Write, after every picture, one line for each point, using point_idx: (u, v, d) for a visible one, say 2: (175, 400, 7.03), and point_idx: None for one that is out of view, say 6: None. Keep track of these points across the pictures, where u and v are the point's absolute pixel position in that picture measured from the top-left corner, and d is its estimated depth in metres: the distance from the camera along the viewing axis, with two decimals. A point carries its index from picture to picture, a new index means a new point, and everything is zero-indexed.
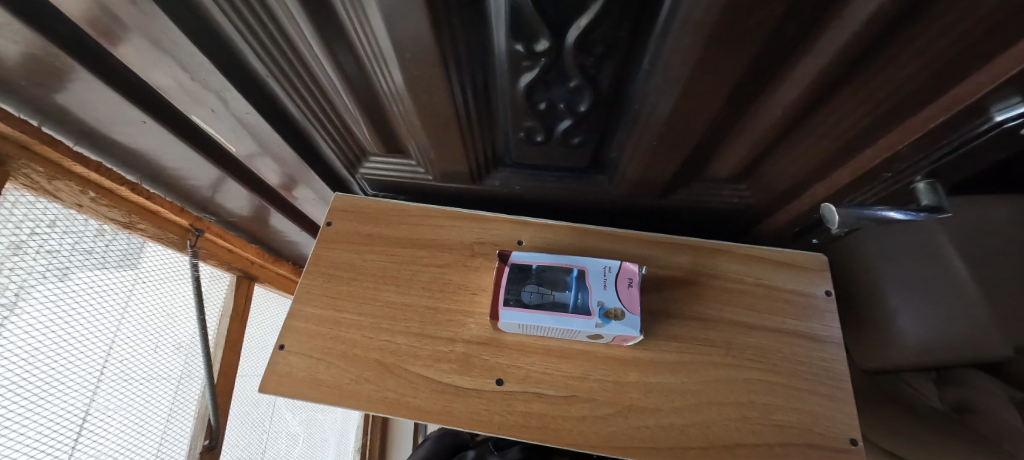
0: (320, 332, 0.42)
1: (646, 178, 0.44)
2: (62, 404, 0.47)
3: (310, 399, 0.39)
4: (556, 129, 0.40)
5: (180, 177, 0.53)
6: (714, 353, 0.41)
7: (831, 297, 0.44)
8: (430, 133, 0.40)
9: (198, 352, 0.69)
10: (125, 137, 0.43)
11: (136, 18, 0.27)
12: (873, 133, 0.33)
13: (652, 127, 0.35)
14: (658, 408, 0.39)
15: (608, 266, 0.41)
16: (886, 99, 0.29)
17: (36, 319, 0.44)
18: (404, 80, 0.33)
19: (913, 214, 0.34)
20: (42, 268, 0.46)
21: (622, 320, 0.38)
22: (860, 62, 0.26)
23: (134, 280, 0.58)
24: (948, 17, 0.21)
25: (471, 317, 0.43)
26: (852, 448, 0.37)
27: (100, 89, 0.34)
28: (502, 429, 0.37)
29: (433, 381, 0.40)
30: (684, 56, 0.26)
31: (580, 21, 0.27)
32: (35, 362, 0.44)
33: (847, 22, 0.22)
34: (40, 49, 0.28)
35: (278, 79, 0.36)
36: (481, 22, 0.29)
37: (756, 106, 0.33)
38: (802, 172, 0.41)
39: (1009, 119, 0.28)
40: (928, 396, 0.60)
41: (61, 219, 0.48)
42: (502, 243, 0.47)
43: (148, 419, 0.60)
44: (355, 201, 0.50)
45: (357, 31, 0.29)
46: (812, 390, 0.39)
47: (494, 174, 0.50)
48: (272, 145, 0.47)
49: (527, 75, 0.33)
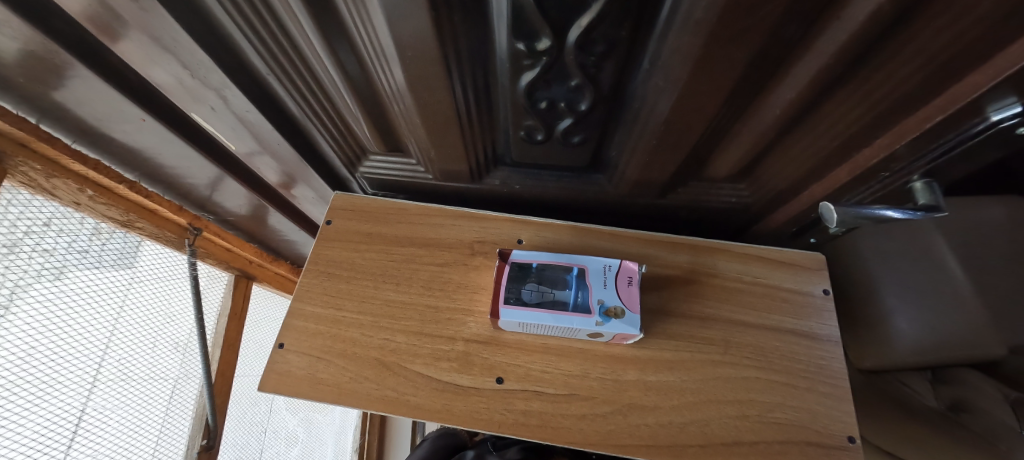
0: (319, 331, 0.42)
1: (645, 178, 0.45)
2: (58, 404, 0.47)
3: (310, 397, 0.39)
4: (557, 128, 0.40)
5: (178, 176, 0.53)
6: (713, 352, 0.41)
7: (829, 295, 0.44)
8: (431, 132, 0.40)
9: (196, 351, 0.69)
10: (124, 135, 0.43)
11: (136, 15, 0.27)
12: (872, 132, 0.34)
13: (652, 126, 0.35)
14: (658, 406, 0.39)
15: (608, 265, 0.41)
16: (884, 99, 0.29)
17: (30, 320, 0.44)
18: (405, 78, 0.33)
19: (910, 213, 0.34)
20: (37, 268, 0.45)
21: (621, 319, 0.38)
22: (857, 63, 0.27)
23: (130, 280, 0.58)
24: (945, 17, 0.21)
25: (471, 316, 0.43)
26: (851, 446, 0.38)
27: (99, 86, 0.34)
28: (502, 427, 0.37)
29: (432, 380, 0.40)
30: (684, 57, 0.26)
31: (580, 20, 0.27)
32: (31, 362, 0.44)
33: (846, 22, 0.22)
34: (40, 46, 0.28)
35: (278, 77, 0.36)
36: (483, 20, 0.29)
37: (756, 106, 0.33)
38: (801, 171, 0.41)
39: (1006, 118, 0.28)
40: (925, 395, 0.60)
41: (57, 218, 0.48)
42: (502, 242, 0.47)
43: (146, 419, 0.59)
44: (354, 200, 0.50)
45: (358, 29, 0.29)
46: (810, 387, 0.40)
47: (494, 174, 0.51)
48: (272, 144, 0.47)
49: (527, 74, 0.33)
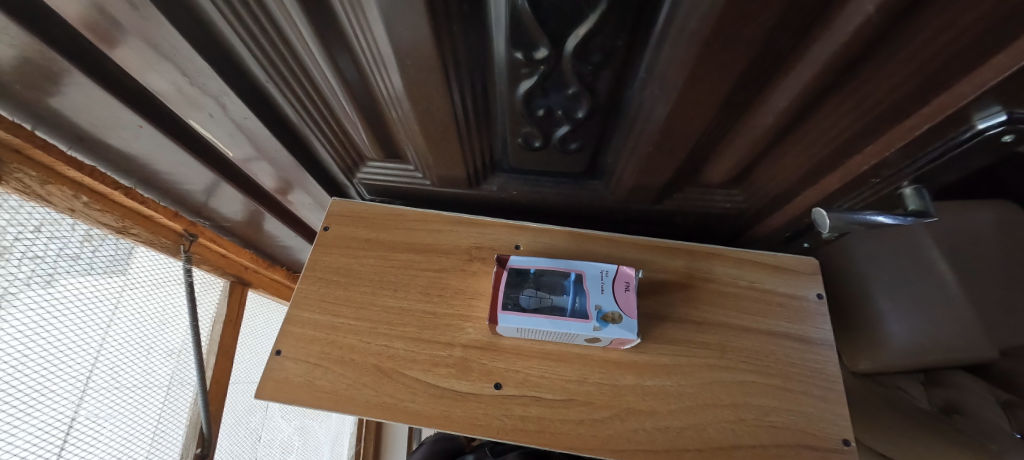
0: (317, 337, 0.42)
1: (641, 184, 0.45)
2: (47, 412, 0.46)
3: (307, 405, 0.39)
4: (554, 135, 0.40)
5: (174, 181, 0.53)
6: (709, 356, 0.41)
7: (823, 299, 0.45)
8: (429, 138, 0.41)
9: (190, 358, 0.68)
10: (120, 142, 0.43)
11: (134, 22, 0.27)
12: (863, 139, 0.34)
13: (648, 133, 0.36)
14: (656, 410, 0.39)
15: (605, 270, 0.42)
16: (873, 107, 0.30)
17: (19, 328, 0.43)
18: (404, 86, 0.33)
19: (901, 219, 0.34)
20: (26, 275, 0.45)
21: (619, 324, 0.38)
22: (847, 72, 0.27)
23: (122, 286, 0.57)
24: (932, 28, 0.22)
25: (470, 322, 0.43)
26: (845, 448, 0.38)
27: (96, 93, 0.34)
28: (501, 433, 0.37)
29: (430, 386, 0.40)
30: (679, 66, 0.27)
31: (578, 30, 0.27)
32: (20, 371, 0.43)
33: (836, 33, 0.23)
34: (38, 53, 0.28)
35: (276, 84, 0.36)
36: (481, 29, 0.30)
37: (749, 113, 0.34)
38: (794, 177, 0.42)
39: (990, 127, 0.29)
40: (919, 398, 0.62)
41: (47, 224, 0.47)
42: (499, 247, 0.47)
43: (138, 428, 0.58)
44: (352, 206, 0.50)
45: (358, 37, 0.29)
46: (806, 391, 0.40)
47: (491, 179, 0.51)
48: (270, 150, 0.47)
49: (525, 82, 0.33)
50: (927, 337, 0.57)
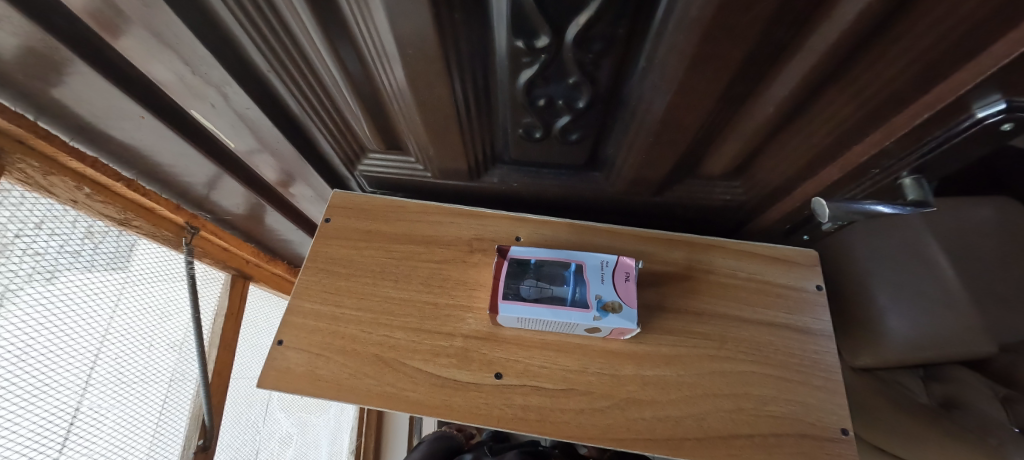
0: (318, 328, 0.42)
1: (641, 176, 0.45)
2: (52, 403, 0.47)
3: (309, 394, 0.39)
4: (555, 126, 0.40)
5: (176, 174, 0.53)
6: (709, 347, 0.42)
7: (822, 291, 0.45)
8: (430, 129, 0.41)
9: (192, 351, 0.68)
10: (121, 133, 0.43)
11: (137, 11, 0.28)
12: (862, 130, 0.34)
13: (647, 124, 0.36)
14: (655, 400, 0.39)
15: (605, 261, 0.42)
16: (872, 96, 0.30)
17: (23, 323, 0.44)
18: (405, 77, 0.33)
19: (900, 208, 0.34)
20: (28, 270, 0.45)
21: (619, 313, 0.39)
22: (846, 62, 0.27)
23: (123, 281, 0.57)
24: (930, 17, 0.22)
25: (471, 312, 0.43)
26: (843, 438, 0.38)
27: (98, 83, 0.34)
28: (502, 422, 0.38)
29: (431, 375, 0.40)
30: (679, 55, 0.27)
31: (579, 18, 0.27)
32: (24, 365, 0.44)
33: (836, 22, 0.23)
34: (41, 42, 0.28)
35: (279, 74, 0.36)
36: (482, 20, 0.30)
37: (749, 104, 0.34)
38: (794, 169, 0.42)
39: (990, 116, 0.29)
40: (919, 393, 0.63)
41: (48, 220, 0.47)
42: (500, 239, 0.47)
43: (140, 420, 0.59)
44: (354, 199, 0.50)
45: (360, 27, 0.30)
46: (804, 381, 0.40)
47: (492, 172, 0.51)
48: (272, 142, 0.47)
49: (526, 72, 0.33)
50: (928, 330, 0.57)
